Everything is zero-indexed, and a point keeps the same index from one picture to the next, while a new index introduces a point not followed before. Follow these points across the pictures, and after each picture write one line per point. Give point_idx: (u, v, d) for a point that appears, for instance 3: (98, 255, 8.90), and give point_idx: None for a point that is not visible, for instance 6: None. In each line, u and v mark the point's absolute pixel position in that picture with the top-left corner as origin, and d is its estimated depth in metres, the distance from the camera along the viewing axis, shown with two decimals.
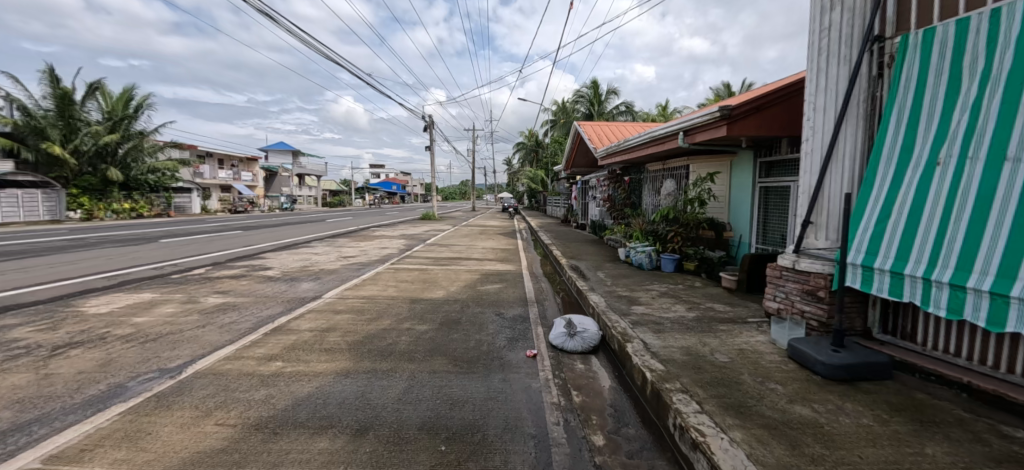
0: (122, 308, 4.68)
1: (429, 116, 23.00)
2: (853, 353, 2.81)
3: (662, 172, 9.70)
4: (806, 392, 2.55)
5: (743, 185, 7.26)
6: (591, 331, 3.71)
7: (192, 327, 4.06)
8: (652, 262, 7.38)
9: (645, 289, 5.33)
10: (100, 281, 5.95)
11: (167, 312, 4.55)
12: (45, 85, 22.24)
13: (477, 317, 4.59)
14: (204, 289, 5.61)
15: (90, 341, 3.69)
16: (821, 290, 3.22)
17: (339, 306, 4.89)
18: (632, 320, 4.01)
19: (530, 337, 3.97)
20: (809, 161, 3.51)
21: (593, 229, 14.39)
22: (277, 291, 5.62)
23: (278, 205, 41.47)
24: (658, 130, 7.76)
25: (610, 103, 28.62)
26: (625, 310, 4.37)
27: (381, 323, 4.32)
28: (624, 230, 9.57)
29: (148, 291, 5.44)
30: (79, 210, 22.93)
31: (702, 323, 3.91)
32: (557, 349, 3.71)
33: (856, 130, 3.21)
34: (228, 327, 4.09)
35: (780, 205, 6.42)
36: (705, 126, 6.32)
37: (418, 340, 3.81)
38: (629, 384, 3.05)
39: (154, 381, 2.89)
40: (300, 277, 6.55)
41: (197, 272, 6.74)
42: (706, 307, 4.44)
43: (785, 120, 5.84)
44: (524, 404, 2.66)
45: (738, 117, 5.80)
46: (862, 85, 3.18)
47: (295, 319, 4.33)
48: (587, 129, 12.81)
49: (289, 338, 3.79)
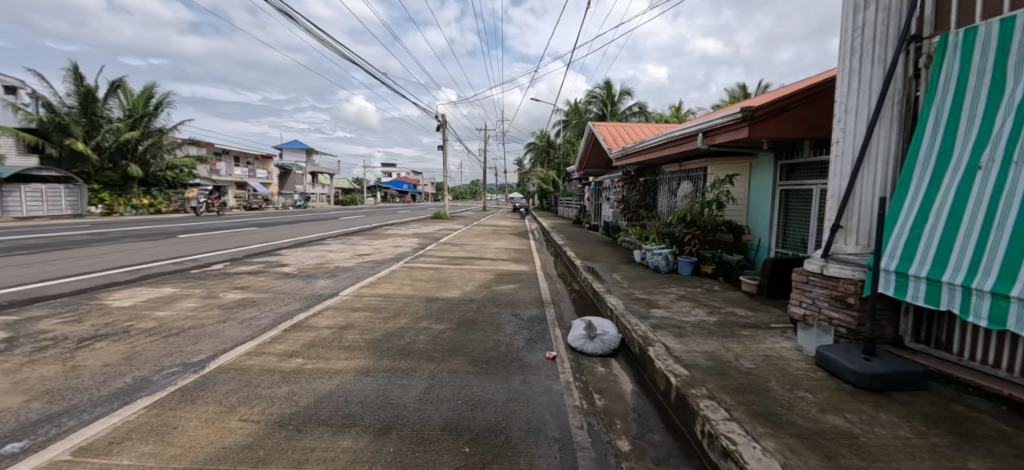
0: (145, 302, 4.77)
1: (440, 117, 23.21)
2: (885, 362, 2.72)
3: (678, 173, 9.58)
4: (838, 401, 2.47)
5: (763, 187, 7.14)
6: (610, 334, 3.66)
7: (214, 322, 4.12)
8: (669, 265, 7.25)
9: (663, 292, 5.26)
10: (122, 275, 6.07)
11: (189, 307, 4.62)
12: (69, 83, 22.87)
13: (493, 317, 4.57)
14: (223, 285, 5.68)
15: (115, 334, 3.75)
16: (851, 297, 3.10)
17: (355, 304, 4.90)
18: (652, 323, 3.95)
19: (547, 339, 3.92)
20: (837, 164, 3.40)
21: (605, 231, 14.32)
22: (294, 288, 5.67)
23: (291, 203, 42.06)
24: (675, 132, 7.69)
25: (622, 103, 28.43)
26: (645, 313, 4.31)
27: (398, 321, 4.32)
28: (639, 232, 9.47)
29: (170, 286, 5.53)
30: (100, 205, 23.56)
31: (724, 328, 3.82)
32: (576, 351, 3.65)
33: (890, 131, 3.10)
34: (248, 322, 4.13)
35: (802, 209, 6.29)
36: (725, 127, 6.24)
37: (437, 340, 3.80)
38: (651, 389, 2.99)
39: (178, 375, 2.93)
40: (316, 274, 6.60)
41: (215, 267, 6.84)
42: (726, 312, 4.35)
43: (807, 123, 5.75)
44: (546, 407, 2.63)
45: (760, 118, 5.71)
46: (897, 86, 3.08)
47: (314, 316, 4.36)
48: (601, 130, 12.69)
49: (309, 335, 3.81)
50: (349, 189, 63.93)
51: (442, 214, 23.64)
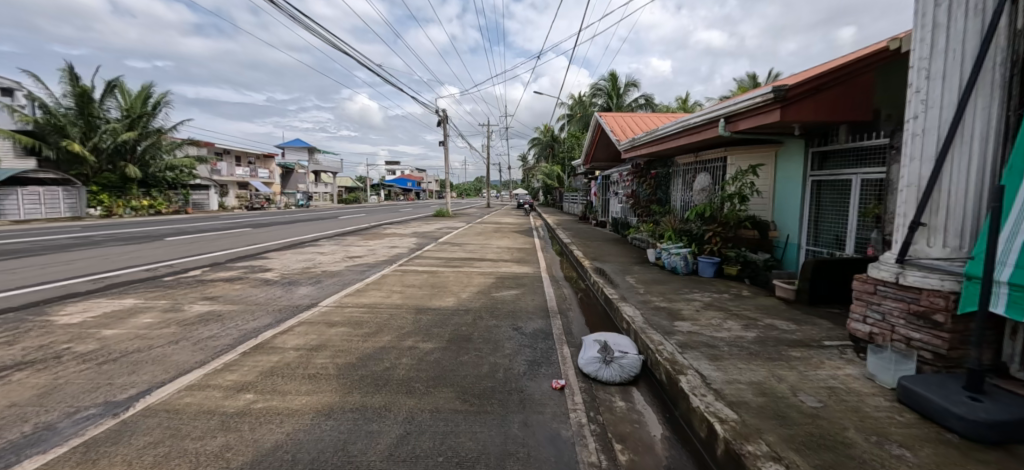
0: (97, 318, 4.18)
1: (441, 112, 22.57)
2: (1001, 404, 2.06)
3: (693, 165, 8.85)
4: (953, 465, 1.81)
5: (791, 178, 6.43)
6: (630, 357, 3.02)
7: (165, 343, 3.51)
8: (687, 266, 6.55)
9: (685, 299, 4.58)
10: (86, 284, 5.50)
11: (144, 324, 4.02)
12: (65, 84, 22.48)
13: (490, 332, 3.93)
14: (191, 295, 5.08)
15: (43, 360, 3.16)
16: (939, 314, 2.45)
17: (335, 317, 4.28)
18: (679, 342, 3.29)
19: (554, 361, 3.27)
20: (912, 146, 2.75)
21: (613, 228, 13.63)
22: (271, 297, 5.07)
23: (293, 203, 41.78)
24: (692, 120, 6.99)
25: (629, 95, 27.59)
26: (668, 327, 3.65)
27: (380, 339, 3.69)
28: (652, 229, 8.78)
29: (132, 297, 4.94)
30: (99, 207, 23.25)
31: (767, 348, 3.15)
32: (589, 378, 3.00)
33: (991, 102, 2.41)
34: (205, 342, 3.52)
35: (839, 201, 5.58)
36: (752, 111, 5.55)
37: (421, 364, 3.17)
38: (688, 435, 2.33)
39: (91, 422, 2.33)
40: (299, 280, 6.00)
41: (191, 274, 6.26)
42: (765, 325, 3.67)
43: (846, 104, 5.06)
44: (555, 467, 1.99)
45: (793, 100, 5.03)
46: (1000, 42, 2.38)
47: (283, 333, 3.74)
48: (608, 120, 11.94)
49: (269, 359, 3.18)
50: (352, 188, 63.56)
51: (444, 212, 22.97)
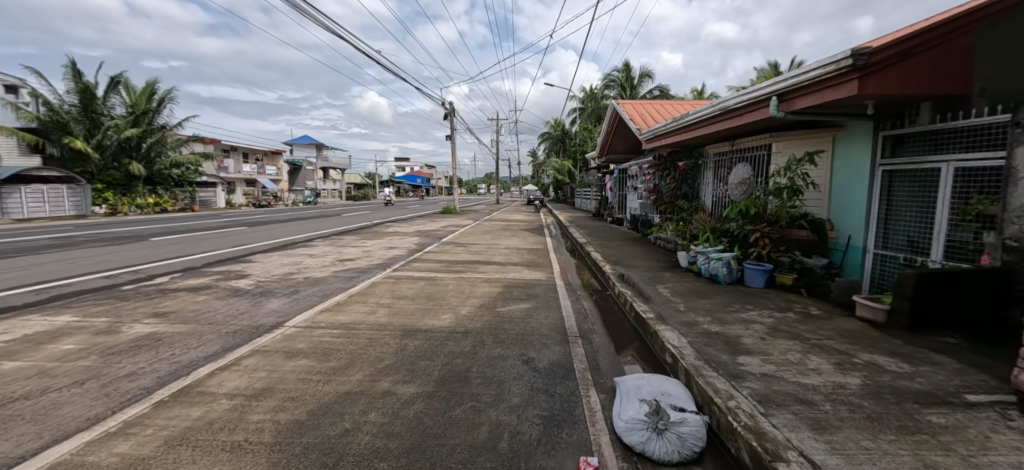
0: (8, 343, 3.38)
1: (446, 105, 21.76)
2: None
3: (729, 154, 7.81)
4: None
5: (854, 167, 5.36)
6: (692, 423, 2.08)
7: (66, 384, 2.68)
8: (731, 274, 5.56)
9: (743, 320, 3.61)
10: (28, 295, 4.73)
11: (61, 352, 3.20)
12: (67, 80, 22.13)
13: (494, 368, 3.01)
14: (141, 311, 4.27)
15: None
16: None
17: (300, 343, 3.43)
18: (757, 395, 2.32)
19: (583, 420, 2.35)
20: None
21: (632, 225, 12.64)
22: (233, 313, 4.24)
23: (302, 200, 41.67)
24: (734, 102, 5.96)
25: (643, 86, 26.41)
26: (734, 367, 2.69)
27: (347, 378, 2.82)
28: (683, 231, 7.83)
29: (69, 314, 4.14)
30: (104, 205, 23.02)
31: (891, 409, 2.16)
32: (632, 452, 2.06)
33: None
34: (117, 385, 2.67)
35: (918, 194, 4.52)
36: (818, 84, 4.49)
37: (395, 423, 2.28)
38: None
39: None
40: (274, 290, 5.17)
41: (155, 282, 5.47)
42: (866, 365, 2.68)
43: (937, 74, 3.99)
44: None
45: (876, 67, 3.95)
46: None
47: (223, 370, 2.88)
48: (627, 108, 10.89)
49: (188, 415, 2.32)
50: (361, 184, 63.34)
51: (452, 209, 22.21)
